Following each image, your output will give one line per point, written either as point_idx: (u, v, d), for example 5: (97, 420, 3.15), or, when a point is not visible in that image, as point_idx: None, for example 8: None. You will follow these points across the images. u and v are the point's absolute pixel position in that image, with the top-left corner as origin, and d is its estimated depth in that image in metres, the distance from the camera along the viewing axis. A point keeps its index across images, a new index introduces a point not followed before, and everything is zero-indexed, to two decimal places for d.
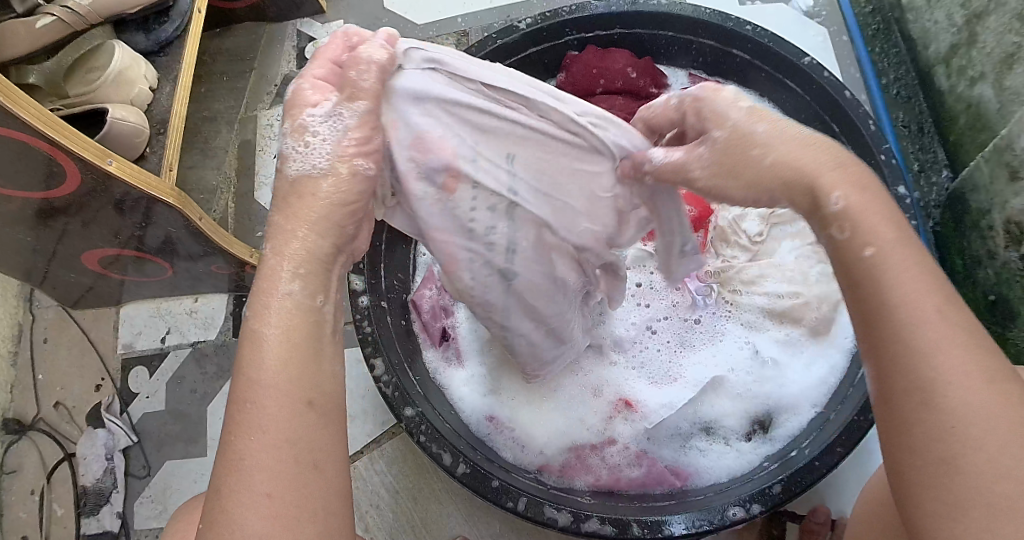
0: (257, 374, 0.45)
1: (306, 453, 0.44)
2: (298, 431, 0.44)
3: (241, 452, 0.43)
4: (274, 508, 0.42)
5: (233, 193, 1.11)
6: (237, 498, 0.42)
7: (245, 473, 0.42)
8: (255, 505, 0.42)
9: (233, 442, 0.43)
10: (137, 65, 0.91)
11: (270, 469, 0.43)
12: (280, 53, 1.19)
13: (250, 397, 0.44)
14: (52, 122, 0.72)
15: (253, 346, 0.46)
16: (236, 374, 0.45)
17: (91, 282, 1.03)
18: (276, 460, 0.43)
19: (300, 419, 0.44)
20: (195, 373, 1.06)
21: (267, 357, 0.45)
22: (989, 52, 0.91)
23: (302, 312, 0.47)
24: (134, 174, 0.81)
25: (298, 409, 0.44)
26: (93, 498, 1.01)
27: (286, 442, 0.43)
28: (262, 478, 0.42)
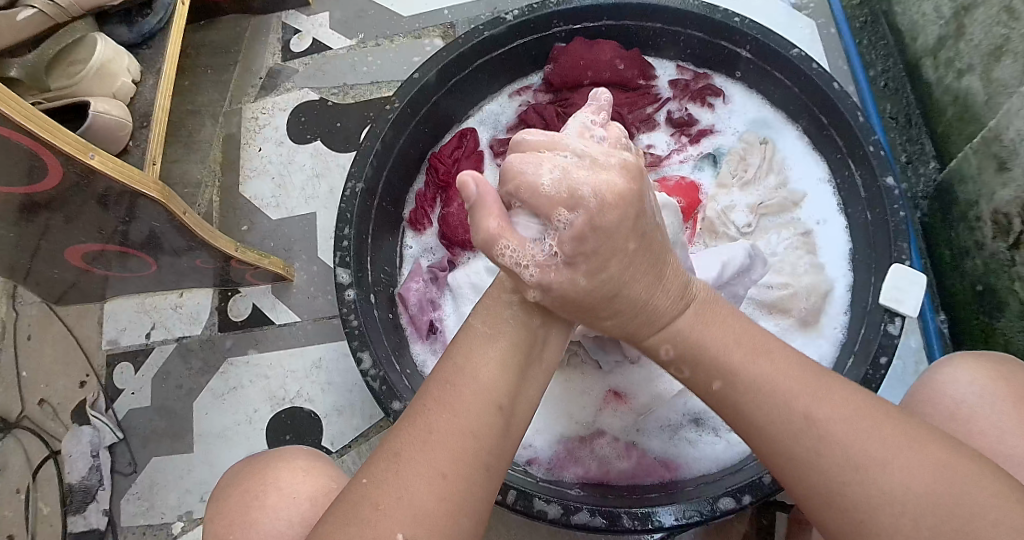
0: (473, 369, 0.51)
1: (477, 447, 0.48)
2: (483, 429, 0.48)
3: (431, 428, 0.48)
4: (447, 487, 0.46)
5: (218, 187, 1.10)
6: (411, 466, 0.46)
7: (428, 446, 0.47)
8: (423, 477, 0.46)
9: (431, 416, 0.48)
10: (120, 57, 0.90)
11: (452, 452, 0.47)
12: (264, 45, 1.18)
13: (454, 384, 0.50)
14: (34, 117, 0.71)
15: (472, 343, 0.53)
16: (450, 361, 0.52)
17: (74, 278, 1.02)
18: (459, 446, 0.47)
19: (488, 417, 0.49)
20: (181, 369, 1.05)
21: (483, 357, 0.51)
22: (976, 44, 0.91)
23: (525, 331, 0.54)
24: (118, 168, 0.80)
25: (489, 410, 0.49)
26: (80, 496, 1.00)
27: (470, 431, 0.48)
28: (436, 457, 0.46)
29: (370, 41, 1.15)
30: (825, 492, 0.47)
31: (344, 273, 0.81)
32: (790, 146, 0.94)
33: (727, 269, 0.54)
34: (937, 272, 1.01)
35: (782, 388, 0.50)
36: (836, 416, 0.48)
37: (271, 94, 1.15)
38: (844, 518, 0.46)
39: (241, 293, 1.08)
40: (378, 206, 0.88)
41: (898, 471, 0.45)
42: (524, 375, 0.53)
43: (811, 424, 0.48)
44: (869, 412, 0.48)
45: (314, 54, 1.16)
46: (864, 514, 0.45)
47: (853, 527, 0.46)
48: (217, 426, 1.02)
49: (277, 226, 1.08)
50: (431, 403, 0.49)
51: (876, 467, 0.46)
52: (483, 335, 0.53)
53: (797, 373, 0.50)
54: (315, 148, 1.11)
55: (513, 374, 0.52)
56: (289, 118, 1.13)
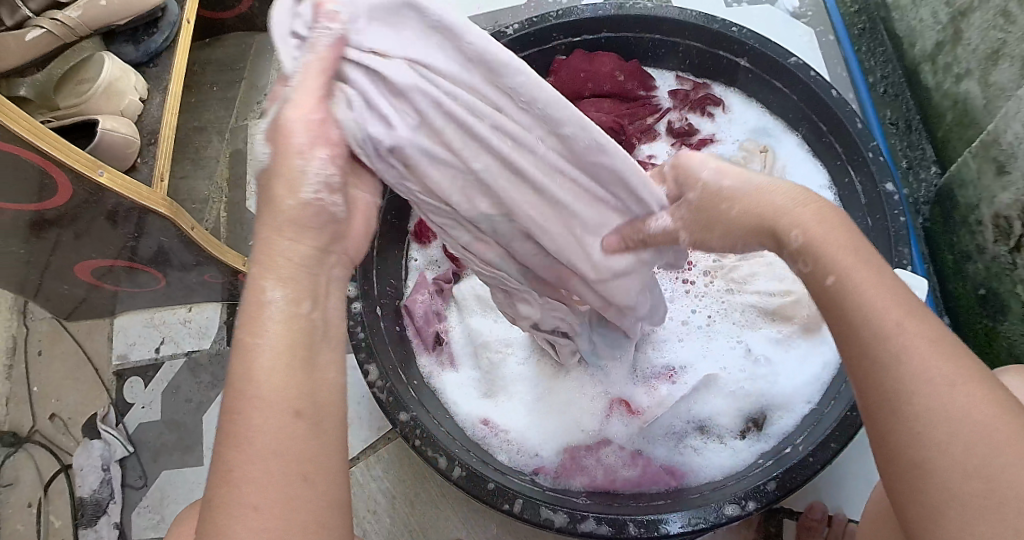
0: (258, 382, 0.43)
1: (305, 467, 0.43)
2: (286, 440, 0.43)
3: (245, 460, 0.42)
4: (286, 517, 0.41)
5: (224, 202, 1.12)
6: (234, 502, 0.41)
7: (241, 478, 0.41)
8: (255, 498, 0.41)
9: (232, 447, 0.42)
10: (127, 76, 0.91)
11: (275, 480, 0.42)
12: (270, 61, 1.20)
13: (242, 406, 0.43)
14: (44, 135, 0.72)
15: (246, 353, 0.44)
16: (232, 377, 0.44)
17: (84, 293, 1.03)
18: (278, 466, 0.42)
19: (291, 431, 0.43)
20: (190, 382, 1.06)
21: (266, 364, 0.44)
22: (973, 49, 0.92)
23: (292, 325, 0.46)
24: (127, 185, 0.81)
25: (288, 421, 0.43)
26: (91, 509, 1.01)
27: (290, 453, 0.42)
28: (272, 475, 0.42)
29: None
30: (890, 454, 0.43)
31: (351, 286, 0.82)
32: (790, 154, 0.94)
33: (808, 239, 0.51)
34: (941, 277, 1.01)
35: (875, 328, 0.45)
36: (911, 361, 0.43)
37: None
38: (913, 479, 0.42)
39: None
40: (383, 218, 0.89)
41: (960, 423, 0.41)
42: (314, 367, 0.46)
43: (897, 367, 0.44)
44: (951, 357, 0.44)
45: None
46: (927, 470, 0.41)
47: (920, 489, 0.42)
48: None
49: None
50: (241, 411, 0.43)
51: (945, 424, 0.42)
52: (258, 345, 0.45)
53: (901, 313, 0.45)
54: None
55: (295, 370, 0.45)
56: None
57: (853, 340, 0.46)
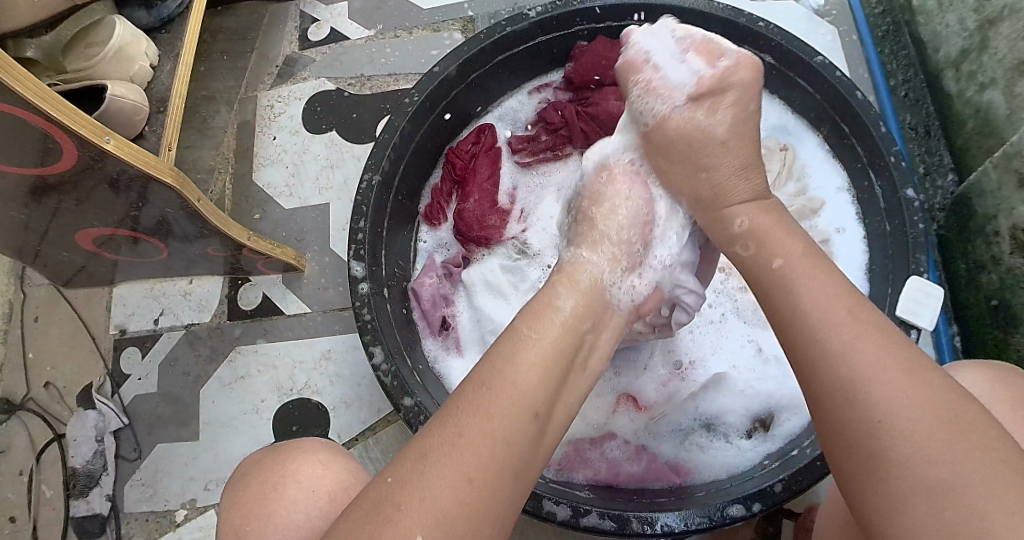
0: (521, 380, 0.48)
1: (515, 454, 0.45)
2: (519, 434, 0.46)
3: (479, 441, 0.45)
4: (471, 494, 0.43)
5: (231, 174, 1.10)
6: (436, 474, 0.43)
7: (448, 454, 0.44)
8: (450, 478, 0.43)
9: (468, 428, 0.45)
10: (138, 42, 0.89)
11: (478, 458, 0.44)
12: (282, 33, 1.18)
13: (501, 397, 0.47)
14: (50, 98, 0.70)
15: (516, 349, 0.50)
16: (500, 365, 0.49)
17: (83, 261, 1.01)
18: (490, 451, 0.44)
19: (524, 423, 0.46)
20: (188, 356, 1.05)
21: (527, 368, 0.49)
22: (1000, 57, 0.91)
23: (566, 336, 0.53)
24: (133, 152, 0.79)
25: (527, 416, 0.47)
26: (82, 480, 0.99)
27: (502, 438, 0.45)
28: (466, 459, 0.44)
29: (389, 33, 1.15)
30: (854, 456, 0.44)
31: (359, 266, 0.81)
32: (810, 153, 0.93)
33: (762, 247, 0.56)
34: (953, 285, 1.00)
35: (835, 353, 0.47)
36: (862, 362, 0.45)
37: (287, 82, 1.14)
38: (864, 471, 0.44)
39: (252, 281, 1.07)
40: (394, 198, 0.87)
41: (918, 423, 0.43)
42: (567, 379, 0.51)
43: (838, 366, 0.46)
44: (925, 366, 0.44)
45: (332, 44, 1.16)
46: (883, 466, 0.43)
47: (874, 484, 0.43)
48: (223, 414, 1.01)
49: (290, 215, 1.08)
50: (464, 403, 0.46)
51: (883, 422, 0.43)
52: (529, 339, 0.51)
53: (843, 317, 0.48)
54: (331, 138, 1.10)
55: (554, 376, 0.50)
56: (305, 107, 1.12)
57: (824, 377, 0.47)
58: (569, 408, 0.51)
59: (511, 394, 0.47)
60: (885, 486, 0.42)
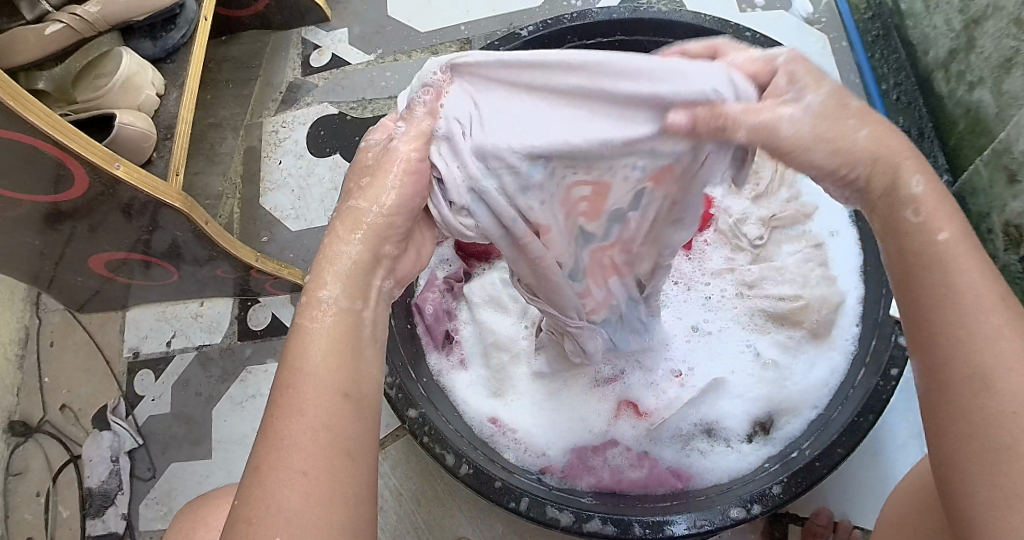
0: (308, 366, 0.47)
1: (339, 442, 0.46)
2: (334, 418, 0.46)
3: (289, 436, 0.45)
4: (309, 487, 0.43)
5: (238, 198, 1.13)
6: (275, 474, 0.44)
7: (284, 450, 0.44)
8: (289, 479, 0.43)
9: (280, 423, 0.45)
10: (145, 72, 0.92)
11: (309, 452, 0.44)
12: (286, 59, 1.21)
13: (293, 384, 0.47)
14: (62, 128, 0.73)
15: (299, 339, 0.49)
16: (284, 366, 0.48)
17: (97, 286, 1.04)
18: (314, 444, 0.45)
19: (335, 408, 0.46)
20: (201, 376, 1.07)
21: (313, 352, 0.48)
22: (987, 57, 0.92)
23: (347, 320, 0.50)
24: (141, 178, 0.82)
25: (334, 400, 0.47)
26: (99, 500, 1.01)
27: (322, 429, 0.45)
28: (296, 457, 0.44)
29: (389, 57, 1.18)
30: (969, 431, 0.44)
31: None
32: None
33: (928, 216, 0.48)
34: None
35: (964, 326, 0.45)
36: (993, 353, 0.44)
37: (291, 107, 1.17)
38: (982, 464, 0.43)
39: (260, 302, 1.10)
40: None
41: None
42: (361, 355, 0.50)
43: (978, 353, 0.45)
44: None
45: (333, 69, 1.19)
46: (1013, 458, 0.42)
47: (989, 476, 0.42)
48: (235, 432, 1.03)
49: (296, 236, 1.10)
50: (276, 409, 0.46)
51: (1018, 417, 0.43)
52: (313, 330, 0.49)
53: (997, 314, 0.45)
54: (334, 161, 1.13)
55: (343, 355, 0.49)
56: (309, 131, 1.15)
57: (960, 362, 0.45)
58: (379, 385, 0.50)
59: (310, 381, 0.47)
60: (1003, 481, 0.42)
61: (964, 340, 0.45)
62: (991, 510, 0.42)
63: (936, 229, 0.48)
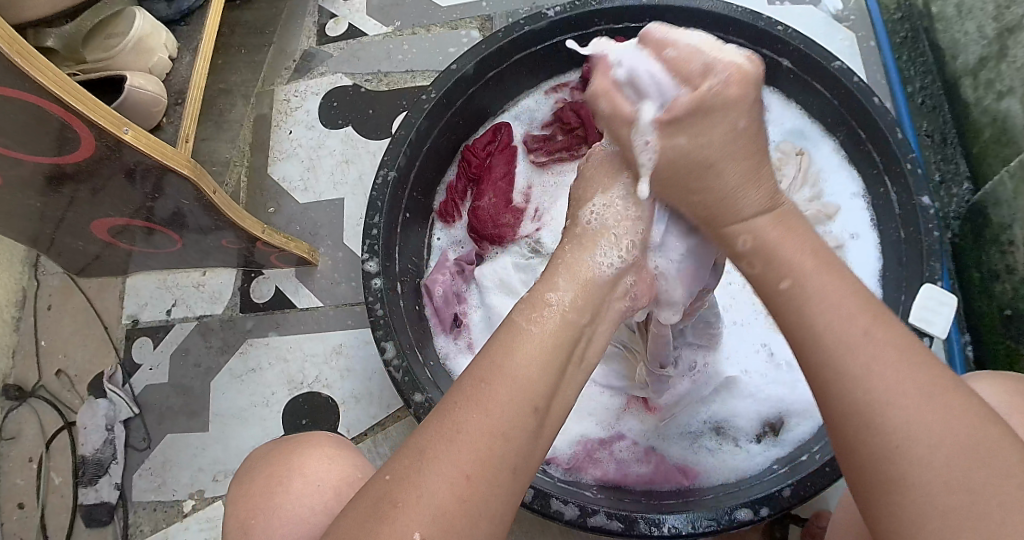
0: (512, 366, 0.44)
1: (514, 445, 0.42)
2: (518, 427, 0.43)
3: (460, 427, 0.42)
4: (468, 490, 0.41)
5: (246, 167, 1.11)
6: (435, 463, 0.41)
7: (454, 442, 0.42)
8: (446, 475, 0.41)
9: (459, 409, 0.43)
10: (157, 33, 0.89)
11: (479, 452, 0.41)
12: (300, 28, 1.18)
13: (486, 378, 0.44)
14: (70, 89, 0.71)
15: (514, 336, 0.46)
16: (485, 355, 0.46)
17: (98, 250, 1.02)
18: (489, 447, 0.42)
19: (524, 418, 0.43)
20: (200, 347, 1.05)
21: (524, 356, 0.45)
22: (1019, 67, 0.90)
23: (566, 333, 0.48)
24: (148, 142, 0.80)
25: (526, 410, 0.43)
26: (92, 469, 1.00)
27: (500, 432, 0.42)
28: (460, 455, 0.41)
29: (406, 30, 1.15)
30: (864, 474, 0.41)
31: (372, 263, 0.81)
32: (825, 158, 0.93)
33: None
34: (966, 294, 1.00)
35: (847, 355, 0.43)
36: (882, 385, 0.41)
37: (303, 76, 1.15)
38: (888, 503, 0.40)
39: (264, 274, 1.08)
40: (408, 195, 0.88)
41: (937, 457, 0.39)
42: (566, 375, 0.47)
43: (873, 394, 0.41)
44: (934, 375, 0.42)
45: (349, 40, 1.16)
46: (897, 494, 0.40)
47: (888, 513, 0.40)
48: (233, 406, 1.02)
49: (303, 209, 1.08)
50: (464, 391, 0.44)
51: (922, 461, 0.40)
52: (529, 331, 0.47)
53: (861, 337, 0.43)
54: (346, 134, 1.11)
55: (556, 370, 0.46)
56: (322, 102, 1.13)
57: (836, 400, 0.43)
58: (568, 404, 0.47)
59: (509, 387, 0.43)
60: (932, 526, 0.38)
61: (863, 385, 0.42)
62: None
63: None
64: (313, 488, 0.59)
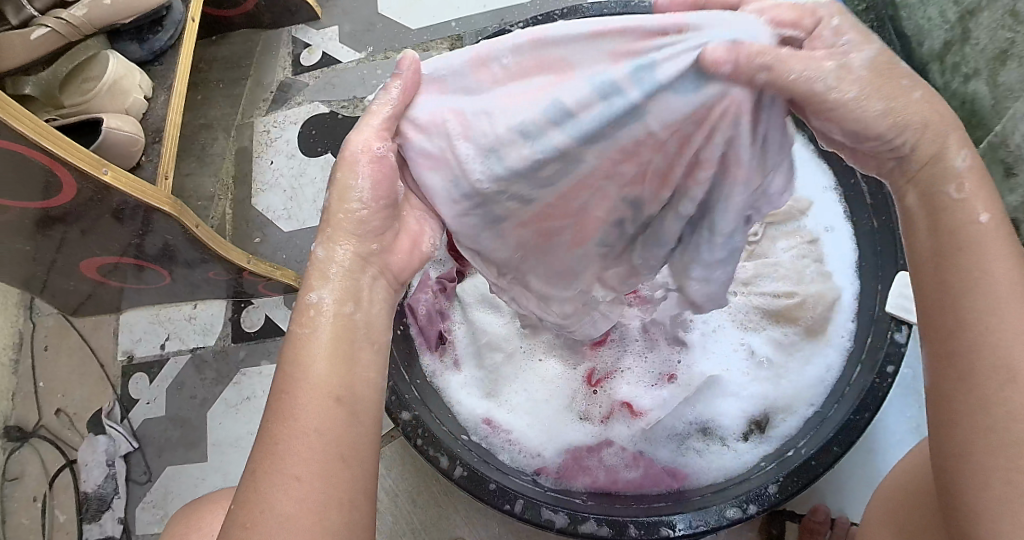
0: (302, 379, 0.50)
1: (336, 442, 0.48)
2: (334, 428, 0.49)
3: (285, 447, 0.47)
4: (304, 492, 0.46)
5: (230, 198, 1.13)
6: (271, 480, 0.47)
7: (287, 458, 0.47)
8: (283, 487, 0.46)
9: (279, 436, 0.48)
10: (132, 74, 0.91)
11: (315, 460, 0.47)
12: (276, 58, 1.20)
13: (297, 400, 0.49)
14: (49, 136, 0.72)
15: (301, 351, 0.51)
16: (282, 376, 0.51)
17: (90, 290, 1.03)
18: (320, 454, 0.47)
19: (331, 416, 0.49)
20: (195, 379, 1.07)
21: (316, 363, 0.50)
22: (981, 50, 0.92)
23: (340, 327, 0.53)
24: (130, 183, 0.81)
25: (327, 406, 0.49)
26: (95, 504, 1.02)
27: (320, 437, 0.48)
28: (297, 461, 0.47)
29: (379, 55, 1.17)
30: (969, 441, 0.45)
31: None
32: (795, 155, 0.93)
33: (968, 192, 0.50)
34: None
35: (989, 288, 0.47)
36: (1022, 347, 0.45)
37: (281, 107, 1.17)
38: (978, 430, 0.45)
39: (253, 303, 1.09)
40: None
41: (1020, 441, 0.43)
42: (353, 360, 0.52)
43: (997, 355, 0.45)
44: None
45: (323, 68, 1.18)
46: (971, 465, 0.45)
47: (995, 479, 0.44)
48: (231, 434, 1.03)
49: (287, 237, 1.10)
50: (274, 418, 0.49)
51: (1013, 426, 0.44)
52: (306, 336, 0.52)
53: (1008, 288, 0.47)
54: (326, 161, 1.12)
55: (340, 362, 0.51)
56: (300, 131, 1.15)
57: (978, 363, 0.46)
58: (374, 386, 0.53)
59: (303, 392, 0.49)
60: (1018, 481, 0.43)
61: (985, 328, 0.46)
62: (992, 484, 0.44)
63: (977, 210, 0.49)
64: None
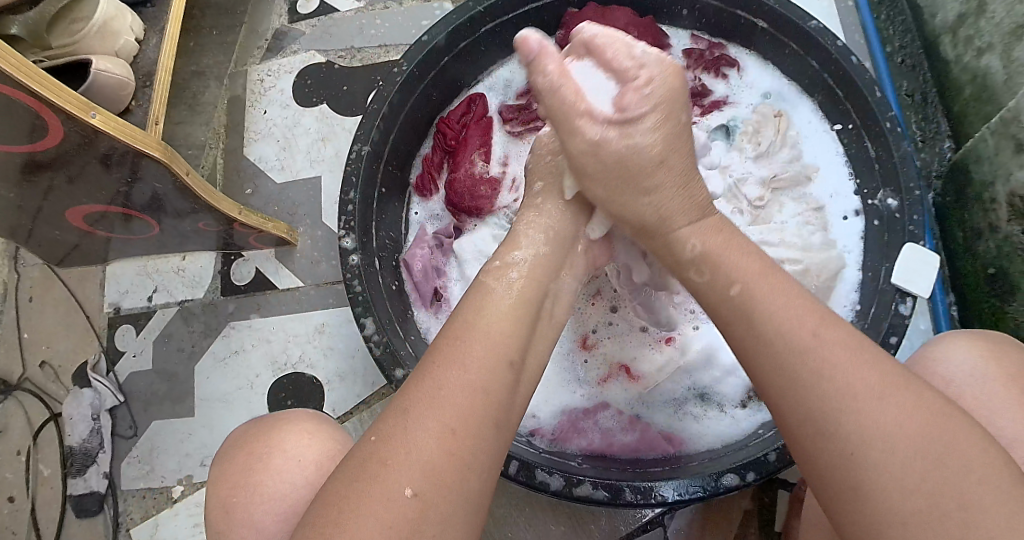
0: (483, 327, 0.53)
1: (493, 405, 0.50)
2: (495, 385, 0.50)
3: (444, 388, 0.49)
4: (453, 445, 0.47)
5: (222, 149, 1.10)
6: (416, 424, 0.48)
7: (440, 398, 0.49)
8: (432, 431, 0.47)
9: (435, 372, 0.50)
10: (122, 15, 0.87)
11: (459, 409, 0.48)
12: (271, 6, 1.16)
13: (462, 337, 0.53)
14: (34, 73, 0.68)
15: (478, 308, 0.55)
16: (455, 322, 0.54)
17: (77, 239, 1.00)
18: (467, 404, 0.49)
19: (502, 374, 0.51)
20: (183, 332, 1.04)
21: (492, 318, 0.54)
22: (996, 23, 0.89)
23: (523, 308, 0.56)
24: (119, 126, 0.78)
25: (504, 366, 0.52)
26: (81, 458, 1.00)
27: (479, 388, 0.50)
28: (443, 417, 0.48)
29: (379, 5, 1.13)
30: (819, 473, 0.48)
31: (349, 239, 0.81)
32: (804, 121, 0.90)
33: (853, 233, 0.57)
34: (950, 255, 0.99)
35: (809, 380, 0.49)
36: (844, 412, 0.47)
37: (277, 56, 1.13)
38: (842, 482, 0.46)
39: (245, 256, 1.06)
40: (384, 169, 0.88)
41: (894, 453, 0.45)
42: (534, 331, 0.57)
43: (835, 411, 0.47)
44: (879, 374, 0.48)
45: (321, 17, 1.14)
46: (855, 471, 0.46)
47: (852, 495, 0.46)
48: (218, 389, 1.01)
49: (281, 189, 1.07)
50: (438, 358, 0.51)
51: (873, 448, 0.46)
52: (496, 292, 0.57)
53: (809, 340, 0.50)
54: (321, 112, 1.10)
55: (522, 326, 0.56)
56: (295, 81, 1.12)
57: (793, 408, 0.50)
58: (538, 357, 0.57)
59: (483, 342, 0.52)
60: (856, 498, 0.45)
61: (811, 379, 0.49)
62: (863, 516, 0.45)
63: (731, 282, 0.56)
64: (291, 464, 0.61)
